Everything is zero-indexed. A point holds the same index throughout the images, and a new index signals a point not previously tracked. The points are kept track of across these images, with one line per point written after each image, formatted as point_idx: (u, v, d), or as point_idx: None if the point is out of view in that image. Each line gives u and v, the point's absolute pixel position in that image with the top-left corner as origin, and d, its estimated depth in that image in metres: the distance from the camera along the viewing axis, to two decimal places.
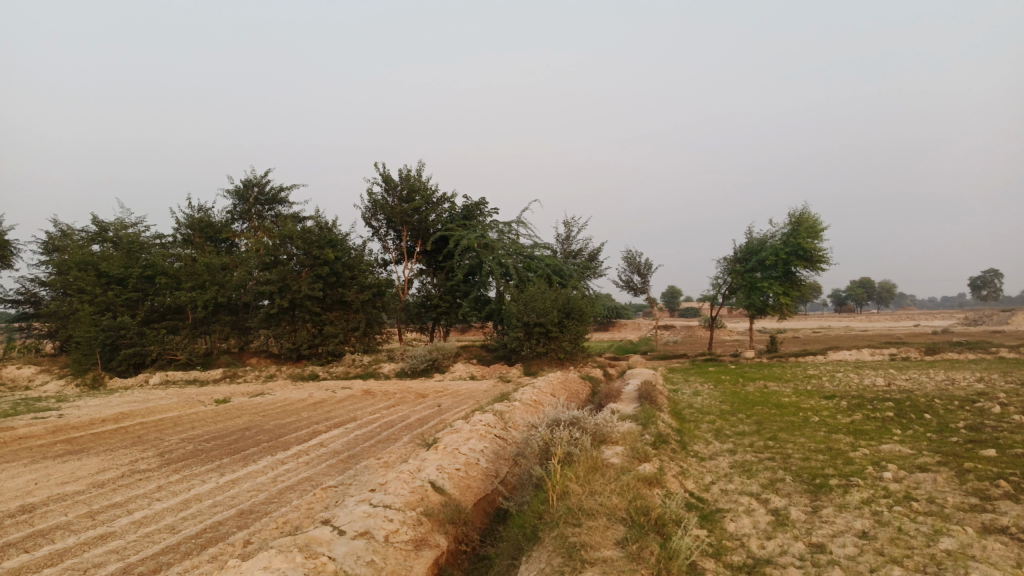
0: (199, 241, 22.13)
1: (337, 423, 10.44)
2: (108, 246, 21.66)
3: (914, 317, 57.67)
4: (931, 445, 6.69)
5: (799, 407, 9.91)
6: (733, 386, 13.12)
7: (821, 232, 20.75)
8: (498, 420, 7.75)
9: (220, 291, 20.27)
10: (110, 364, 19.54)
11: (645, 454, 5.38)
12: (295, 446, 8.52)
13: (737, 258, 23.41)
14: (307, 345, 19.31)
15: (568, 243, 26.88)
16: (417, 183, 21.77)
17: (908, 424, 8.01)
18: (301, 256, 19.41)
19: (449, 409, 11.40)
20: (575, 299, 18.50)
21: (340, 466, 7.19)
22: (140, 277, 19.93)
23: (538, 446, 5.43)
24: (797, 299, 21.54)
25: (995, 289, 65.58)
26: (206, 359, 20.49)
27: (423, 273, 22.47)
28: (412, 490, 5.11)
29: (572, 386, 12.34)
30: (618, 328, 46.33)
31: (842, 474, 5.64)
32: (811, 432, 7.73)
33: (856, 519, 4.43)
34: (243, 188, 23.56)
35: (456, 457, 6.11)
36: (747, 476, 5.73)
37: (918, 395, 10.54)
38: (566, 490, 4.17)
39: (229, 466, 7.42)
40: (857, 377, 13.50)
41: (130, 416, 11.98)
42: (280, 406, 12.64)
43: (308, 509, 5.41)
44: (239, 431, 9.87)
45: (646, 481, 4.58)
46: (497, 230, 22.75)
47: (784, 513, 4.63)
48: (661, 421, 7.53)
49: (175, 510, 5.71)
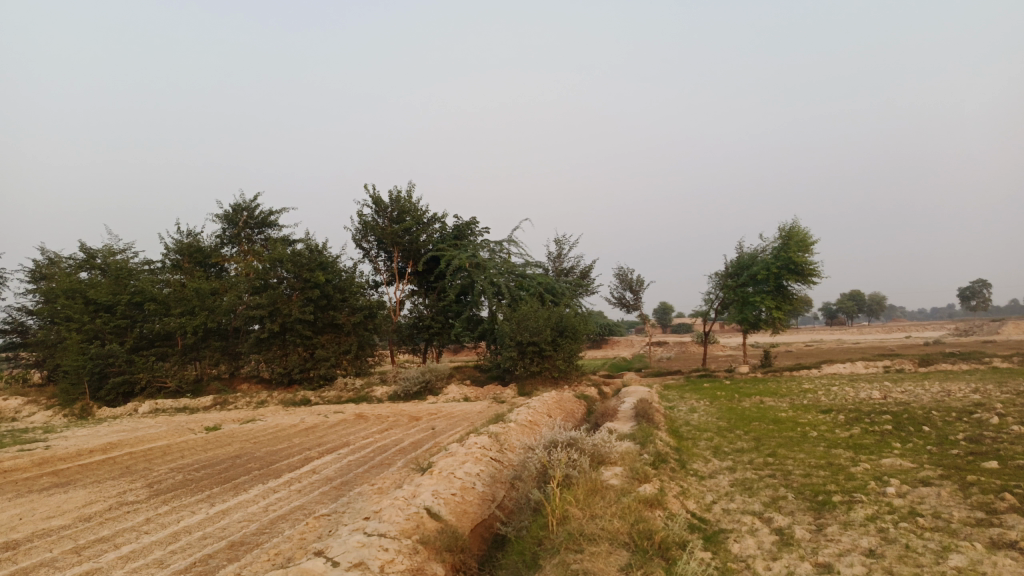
0: (189, 266, 21.97)
1: (330, 448, 10.28)
2: (96, 273, 21.46)
3: (905, 328, 57.86)
4: (932, 458, 6.62)
5: (796, 422, 9.83)
6: (729, 402, 13.03)
7: (811, 246, 20.80)
8: (493, 442, 7.64)
9: (210, 316, 20.07)
10: (98, 393, 19.29)
11: (644, 475, 5.28)
12: (287, 473, 8.36)
13: (728, 273, 23.43)
14: (299, 370, 19.12)
15: (559, 261, 26.87)
16: (407, 204, 21.72)
17: (907, 437, 7.94)
18: (292, 279, 19.30)
19: (444, 431, 11.26)
20: (567, 317, 18.44)
21: (333, 493, 7.05)
22: (128, 304, 19.73)
23: (536, 469, 5.33)
24: (790, 312, 21.55)
25: (984, 299, 65.94)
26: (196, 386, 20.25)
27: (414, 294, 22.35)
28: (408, 518, 4.98)
29: (568, 405, 12.23)
30: (612, 346, 46.24)
31: (844, 490, 5.56)
32: (810, 447, 7.64)
33: (862, 537, 4.34)
34: (232, 212, 23.45)
35: (451, 481, 5.99)
36: (748, 494, 5.64)
37: (915, 407, 10.48)
38: (566, 515, 4.06)
39: (219, 496, 7.26)
40: (853, 390, 13.44)
41: (119, 446, 11.77)
42: (272, 433, 12.46)
43: (301, 539, 5.27)
44: (230, 459, 9.69)
45: (648, 503, 4.48)
46: (488, 250, 22.70)
47: (789, 533, 4.53)
48: (659, 440, 7.44)
49: (163, 544, 5.55)
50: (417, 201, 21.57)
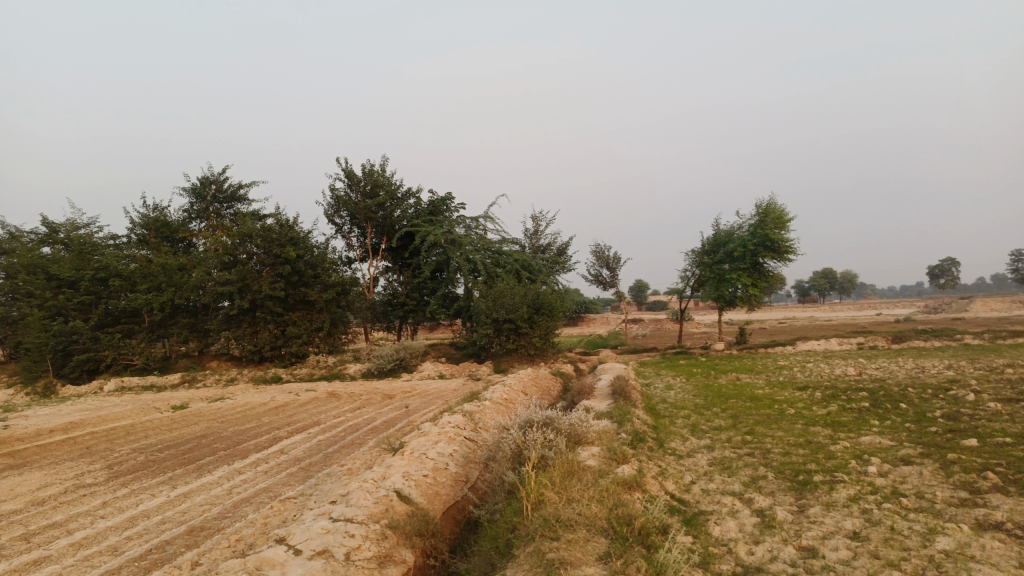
0: (155, 241, 21.38)
1: (300, 428, 10.01)
2: (59, 248, 20.78)
3: (877, 305, 58.73)
4: (912, 436, 6.53)
5: (773, 399, 9.76)
6: (705, 379, 12.97)
7: (788, 223, 20.76)
8: (467, 421, 7.44)
9: (178, 292, 19.56)
10: (62, 371, 18.86)
11: (622, 455, 5.11)
12: (254, 454, 8.11)
13: (705, 251, 23.36)
14: (270, 347, 18.76)
15: (536, 237, 26.61)
16: (381, 178, 21.23)
17: (885, 414, 7.87)
18: (262, 255, 18.85)
19: (417, 410, 11.03)
20: (544, 294, 18.24)
21: (301, 475, 6.81)
22: (93, 280, 19.15)
23: (510, 450, 5.12)
24: (765, 289, 21.57)
25: (952, 277, 66.99)
26: (165, 364, 19.81)
27: (389, 271, 21.99)
28: (376, 501, 4.76)
29: (544, 382, 12.10)
30: (588, 323, 46.33)
31: (825, 469, 5.44)
32: (788, 425, 7.55)
33: (846, 518, 4.21)
34: (200, 186, 22.84)
35: (423, 463, 5.78)
36: (728, 474, 5.50)
37: (891, 384, 10.47)
38: (541, 499, 3.87)
39: (182, 477, 6.99)
40: (829, 367, 13.46)
41: (81, 425, 11.40)
42: (240, 412, 12.15)
43: (264, 524, 5.03)
44: (196, 439, 9.39)
45: (626, 485, 4.31)
46: (464, 226, 22.38)
47: (770, 515, 4.38)
48: (636, 418, 7.29)
49: (119, 529, 5.28)
50: (390, 175, 21.11)
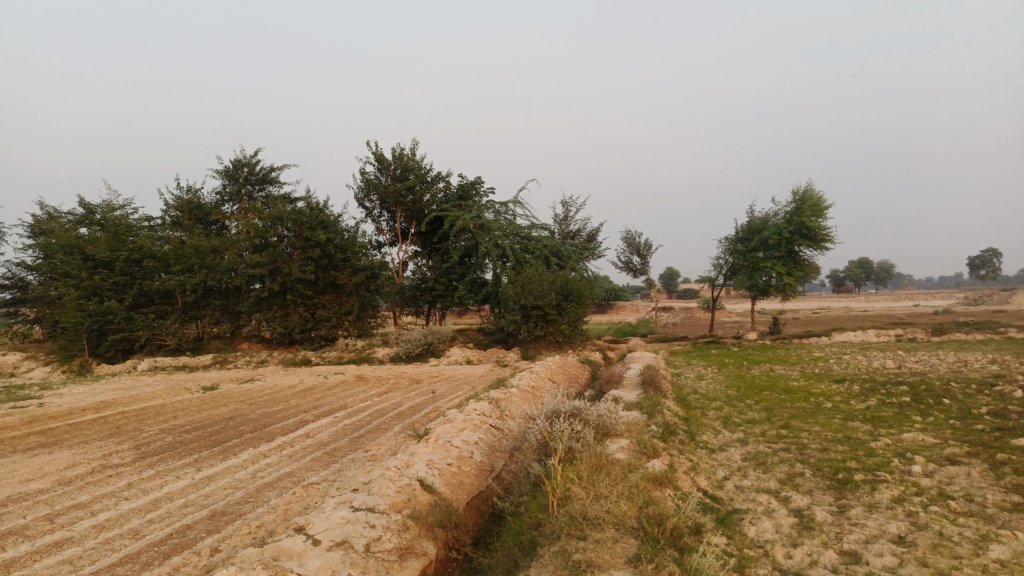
0: (189, 223, 21.58)
1: (326, 411, 9.98)
2: (95, 229, 21.07)
3: (914, 296, 57.45)
4: (957, 434, 6.24)
5: (808, 392, 9.46)
6: (738, 370, 12.69)
7: (825, 210, 20.22)
8: (493, 409, 7.31)
9: (210, 274, 19.72)
10: (98, 350, 19.16)
11: (653, 449, 4.92)
12: (280, 437, 8.08)
13: (739, 238, 22.90)
14: (300, 330, 18.84)
15: (566, 223, 26.34)
16: (411, 162, 21.12)
17: (927, 410, 7.56)
18: (292, 238, 18.90)
19: (444, 396, 10.94)
20: (573, 281, 18.02)
21: (325, 459, 6.75)
22: (127, 261, 19.38)
23: (537, 441, 4.97)
24: (800, 279, 21.09)
25: (994, 269, 65.12)
26: (197, 345, 20.06)
27: (418, 255, 21.94)
28: (399, 490, 4.65)
29: (572, 370, 11.94)
30: (617, 311, 45.97)
31: (866, 467, 5.19)
32: (825, 420, 7.28)
33: (890, 522, 3.99)
34: (232, 168, 22.98)
35: (447, 451, 5.66)
36: (762, 470, 5.28)
37: (932, 378, 10.11)
38: (568, 494, 3.71)
39: (208, 460, 6.97)
40: (866, 359, 13.07)
41: (113, 404, 11.52)
42: (268, 394, 12.18)
43: (285, 510, 4.96)
44: (223, 421, 9.40)
45: (657, 481, 4.13)
46: (493, 211, 22.20)
47: (809, 515, 4.18)
48: (667, 409, 7.09)
49: (142, 512, 5.25)
50: (420, 159, 20.97)
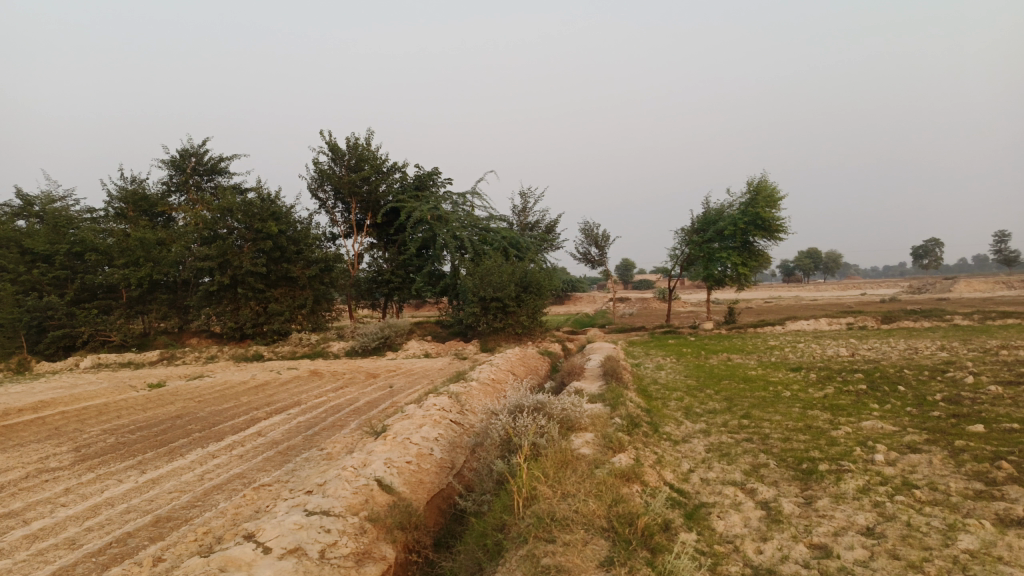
0: (134, 215, 20.79)
1: (279, 408, 9.66)
2: (34, 221, 20.14)
3: (861, 286, 58.98)
4: (915, 421, 6.29)
5: (766, 381, 9.51)
6: (696, 360, 12.74)
7: (779, 201, 20.49)
8: (453, 403, 7.13)
9: (156, 268, 19.04)
10: (37, 347, 18.36)
11: (619, 443, 4.80)
12: (230, 436, 7.75)
13: (694, 229, 23.06)
14: (251, 325, 18.33)
15: (524, 215, 26.20)
16: (366, 152, 20.68)
17: (884, 397, 7.64)
18: (242, 230, 18.29)
19: (402, 391, 10.70)
20: (532, 272, 17.90)
21: (278, 459, 6.48)
22: (68, 254, 18.57)
23: (499, 437, 4.81)
24: (755, 269, 21.34)
25: (936, 259, 67.25)
26: (143, 341, 19.39)
27: (374, 247, 21.54)
28: (355, 491, 4.44)
29: (531, 362, 11.82)
30: (575, 301, 46.18)
31: (829, 457, 5.17)
32: (785, 409, 7.30)
33: (858, 513, 3.94)
34: (179, 158, 22.23)
35: (406, 448, 5.47)
36: (727, 461, 5.22)
37: (886, 366, 10.27)
38: (533, 493, 3.56)
39: (152, 462, 6.63)
40: (821, 347, 13.24)
41: (52, 404, 10.99)
42: (219, 391, 11.76)
43: (235, 515, 4.71)
44: (170, 420, 9.02)
45: (624, 476, 4.01)
46: (450, 202, 21.93)
47: (777, 507, 4.11)
48: (630, 401, 7.01)
49: (80, 519, 4.93)
50: (375, 149, 20.56)
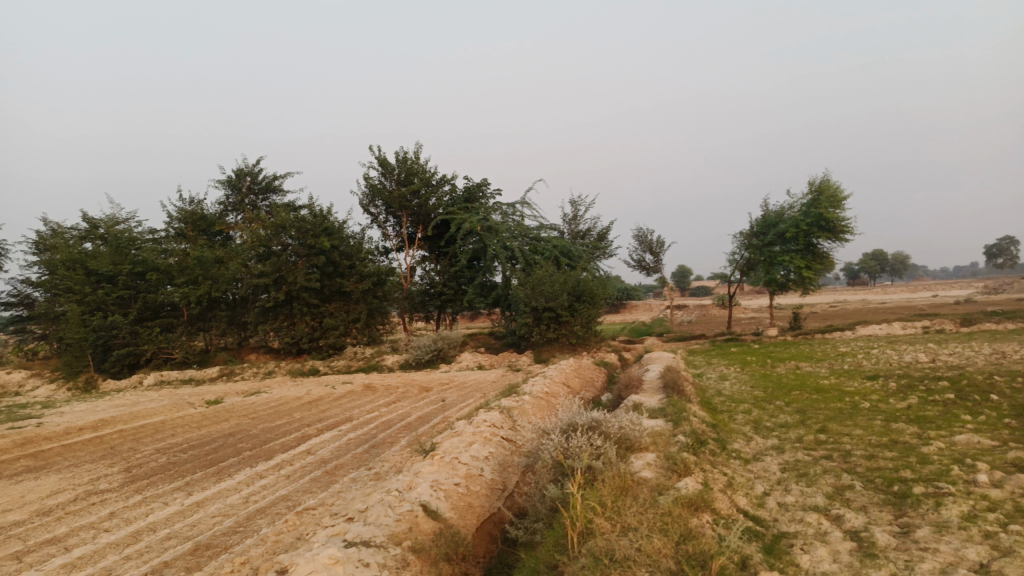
0: (193, 234, 21.16)
1: (330, 425, 9.47)
2: (98, 242, 20.68)
3: (933, 287, 56.45)
4: (1016, 435, 5.64)
5: (840, 390, 8.87)
6: (762, 368, 12.11)
7: (844, 201, 19.57)
8: (504, 419, 6.78)
9: (214, 285, 19.32)
10: (103, 366, 18.79)
11: (684, 466, 4.38)
12: (278, 455, 7.57)
13: (754, 232, 22.24)
14: (307, 340, 18.38)
15: (576, 223, 25.79)
16: (416, 164, 20.59)
17: (975, 408, 6.97)
18: (296, 246, 18.38)
19: (454, 405, 10.40)
20: (585, 281, 17.48)
21: (325, 479, 6.24)
22: (130, 274, 18.96)
23: (551, 459, 4.43)
24: (820, 272, 20.39)
25: (1012, 257, 63.90)
26: (203, 357, 19.71)
27: (425, 260, 21.44)
28: (399, 519, 4.13)
29: (587, 374, 11.40)
30: (631, 310, 45.47)
31: (923, 478, 4.61)
32: (865, 422, 6.71)
33: (966, 546, 3.42)
34: (235, 177, 22.64)
35: (454, 469, 5.14)
36: (806, 483, 4.72)
37: (972, 372, 9.49)
38: (591, 527, 3.17)
39: (199, 483, 6.47)
40: (896, 353, 12.43)
41: (111, 423, 11.05)
42: (272, 407, 11.68)
43: (274, 543, 4.46)
44: (222, 438, 8.91)
45: (691, 505, 3.59)
46: (501, 212, 21.72)
47: (869, 538, 3.62)
48: (693, 416, 6.54)
49: (120, 546, 4.75)
50: (425, 161, 20.46)
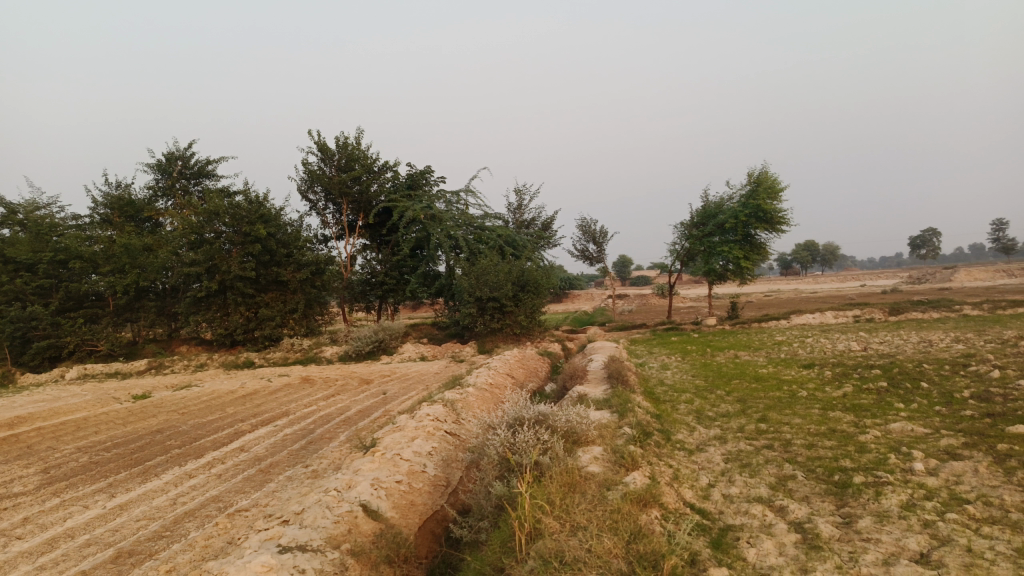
0: (120, 221, 20.22)
1: (266, 420, 9.13)
2: (16, 229, 19.54)
3: (862, 277, 58.74)
4: (947, 422, 5.80)
5: (779, 379, 9.03)
6: (702, 357, 12.27)
7: (780, 193, 20.02)
8: (448, 413, 6.63)
9: (142, 275, 18.49)
10: (21, 359, 17.80)
11: (631, 459, 4.32)
12: (210, 452, 7.24)
13: (694, 223, 22.56)
14: (242, 331, 17.81)
15: (520, 212, 25.71)
16: (356, 151, 20.11)
17: (908, 396, 7.16)
18: (230, 234, 17.73)
19: (395, 398, 10.18)
20: (529, 271, 17.41)
21: (259, 478, 5.98)
22: (52, 263, 18.00)
23: (497, 455, 4.32)
24: (757, 262, 20.85)
25: (933, 248, 66.88)
26: (131, 350, 18.87)
27: (366, 249, 21.02)
28: (337, 520, 3.95)
29: (531, 364, 11.33)
30: (573, 299, 45.76)
31: (863, 466, 4.68)
32: (805, 410, 6.81)
33: (907, 535, 3.45)
34: (165, 162, 21.73)
35: (396, 466, 4.97)
36: (750, 474, 4.73)
37: (903, 360, 9.80)
38: (538, 528, 3.06)
39: (124, 484, 6.12)
40: (831, 342, 12.78)
41: (29, 419, 10.42)
42: (205, 401, 11.23)
43: (204, 548, 4.22)
44: (149, 435, 8.48)
45: (640, 501, 3.52)
46: (444, 200, 21.45)
47: (813, 530, 3.62)
48: (638, 407, 6.51)
49: (34, 555, 4.42)
50: (367, 148, 20.02)
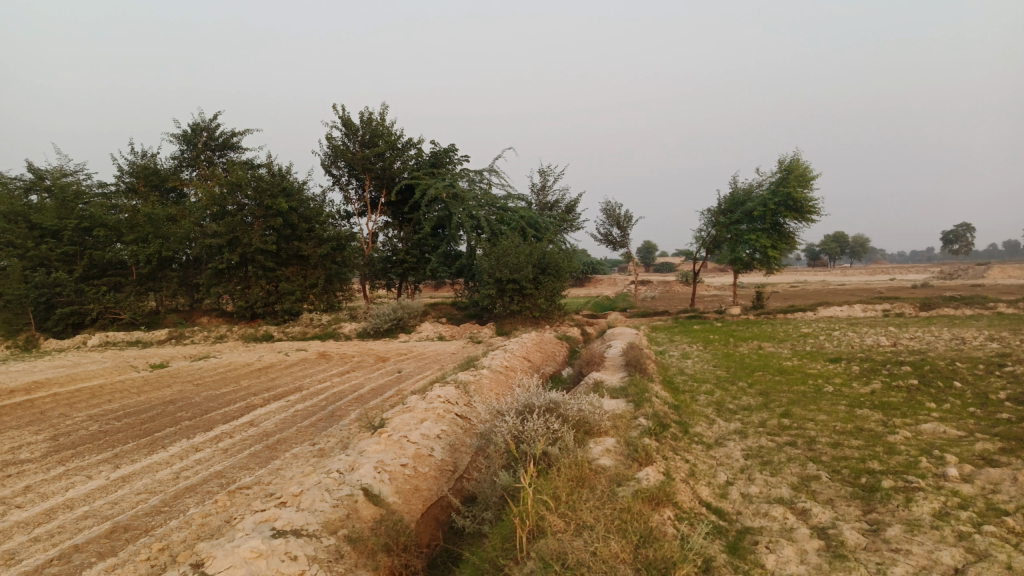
0: (145, 190, 20.26)
1: (278, 394, 9.03)
2: (43, 195, 19.66)
3: (890, 270, 57.52)
4: (981, 426, 5.50)
5: (803, 373, 8.74)
6: (724, 347, 11.99)
7: (811, 181, 19.51)
8: (459, 395, 6.46)
9: (165, 244, 18.51)
10: (45, 325, 18.03)
11: (646, 453, 4.12)
12: (219, 426, 7.14)
13: (721, 210, 22.09)
14: (262, 304, 17.82)
15: (543, 193, 25.39)
16: (380, 127, 19.90)
17: (940, 395, 6.84)
18: (253, 206, 17.67)
19: (410, 377, 10.05)
20: (551, 253, 17.15)
21: (266, 454, 5.86)
22: (76, 230, 18.07)
23: (505, 442, 4.13)
24: (785, 251, 20.38)
25: (967, 243, 65.32)
26: (153, 318, 18.97)
27: (388, 226, 20.87)
28: (336, 505, 3.79)
29: (548, 348, 11.11)
30: (596, 284, 45.36)
31: (891, 469, 4.41)
32: (830, 407, 6.54)
33: (940, 548, 3.20)
34: (190, 132, 21.73)
35: (402, 448, 4.80)
36: (771, 472, 4.50)
37: (935, 357, 9.44)
38: (542, 526, 2.88)
39: (129, 455, 6.03)
40: (858, 336, 12.38)
41: (46, 385, 10.45)
42: (220, 373, 11.19)
43: (200, 527, 4.09)
44: (161, 406, 8.42)
45: (652, 500, 3.31)
46: (467, 179, 21.22)
47: (838, 537, 3.39)
48: (655, 397, 6.27)
49: (30, 526, 4.33)
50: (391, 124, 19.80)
